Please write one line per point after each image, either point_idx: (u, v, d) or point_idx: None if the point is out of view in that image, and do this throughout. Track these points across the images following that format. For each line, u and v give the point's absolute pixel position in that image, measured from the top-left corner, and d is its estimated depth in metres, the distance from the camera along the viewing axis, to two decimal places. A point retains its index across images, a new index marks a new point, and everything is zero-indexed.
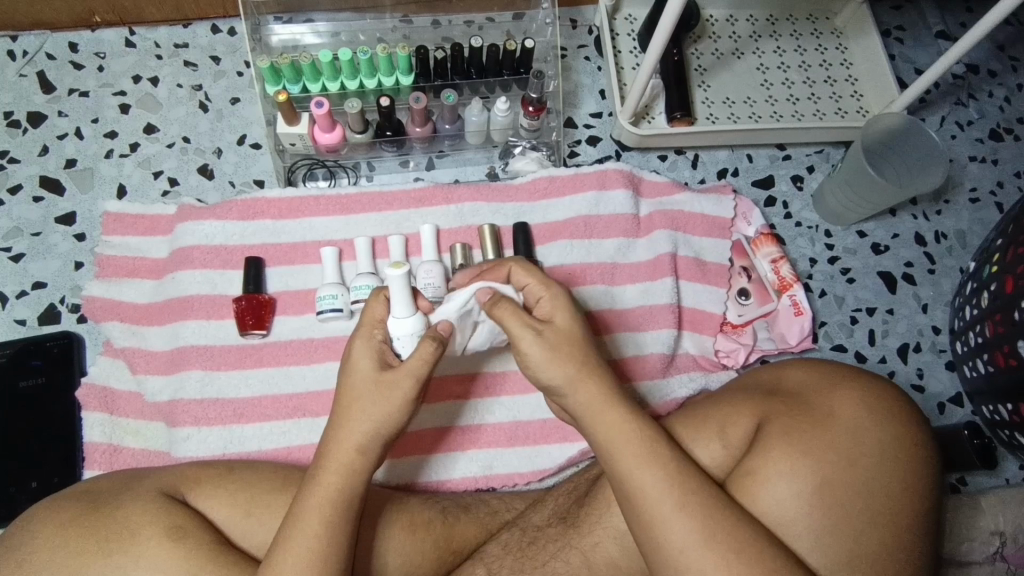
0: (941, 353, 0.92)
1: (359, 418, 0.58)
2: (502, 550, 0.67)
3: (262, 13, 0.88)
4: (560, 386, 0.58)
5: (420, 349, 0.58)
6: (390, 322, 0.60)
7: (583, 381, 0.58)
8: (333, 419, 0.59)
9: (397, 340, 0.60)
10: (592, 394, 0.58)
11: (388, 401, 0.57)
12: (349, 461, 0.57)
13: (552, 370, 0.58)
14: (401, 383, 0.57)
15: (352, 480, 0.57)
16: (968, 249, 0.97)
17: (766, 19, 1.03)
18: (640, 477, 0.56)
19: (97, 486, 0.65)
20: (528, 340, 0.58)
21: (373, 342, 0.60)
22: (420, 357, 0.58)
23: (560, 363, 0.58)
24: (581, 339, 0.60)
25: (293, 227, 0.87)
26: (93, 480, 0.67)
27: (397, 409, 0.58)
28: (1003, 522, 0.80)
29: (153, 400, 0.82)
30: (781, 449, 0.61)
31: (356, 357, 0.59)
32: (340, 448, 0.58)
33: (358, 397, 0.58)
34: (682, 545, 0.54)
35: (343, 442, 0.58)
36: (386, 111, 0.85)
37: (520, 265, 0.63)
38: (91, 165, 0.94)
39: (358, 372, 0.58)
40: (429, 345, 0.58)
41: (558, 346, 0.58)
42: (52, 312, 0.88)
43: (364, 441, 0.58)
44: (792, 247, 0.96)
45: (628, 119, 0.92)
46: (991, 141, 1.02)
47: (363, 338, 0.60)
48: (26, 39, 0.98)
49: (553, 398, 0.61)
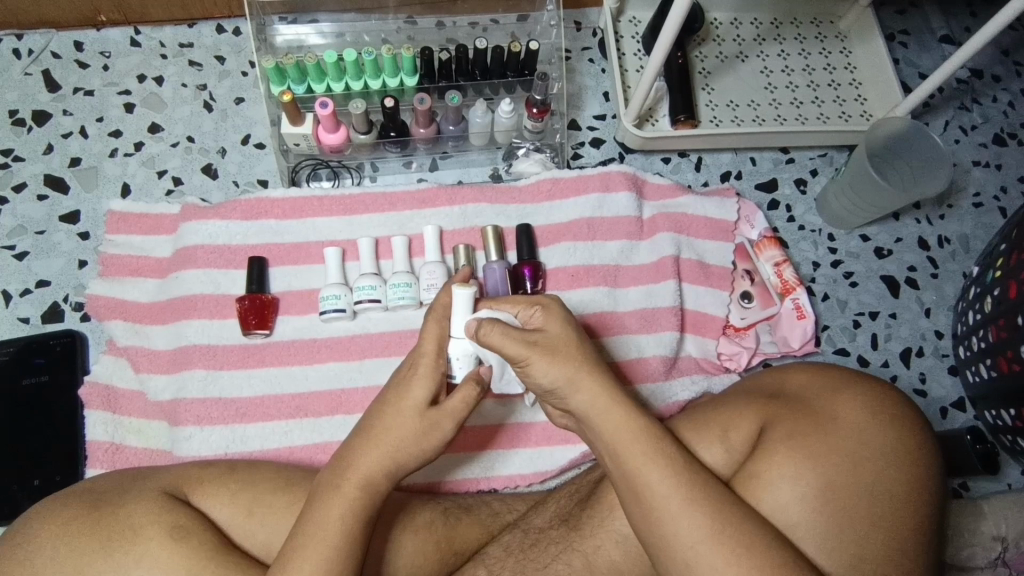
0: (944, 357, 0.92)
1: (389, 448, 0.59)
2: (505, 551, 0.67)
3: (267, 13, 0.88)
4: (563, 387, 0.58)
5: (463, 391, 0.60)
6: (451, 342, 0.63)
7: (584, 380, 0.58)
8: (364, 439, 0.59)
9: (454, 361, 0.63)
10: (595, 392, 0.58)
11: (425, 436, 0.59)
12: (371, 479, 0.58)
13: (553, 372, 0.58)
14: (442, 423, 0.60)
15: (372, 493, 0.58)
16: (972, 253, 0.97)
17: (771, 23, 1.03)
18: (648, 474, 0.55)
19: (76, 500, 0.62)
20: (522, 350, 0.58)
21: (438, 370, 0.61)
22: (464, 401, 0.60)
23: (560, 363, 0.58)
24: (576, 342, 0.60)
25: (297, 227, 0.87)
26: (66, 489, 0.64)
27: (429, 446, 0.59)
28: (1006, 528, 0.80)
29: (155, 399, 0.82)
30: (786, 450, 0.61)
31: (412, 386, 0.60)
32: (361, 463, 0.58)
33: (399, 425, 0.59)
34: (692, 540, 0.53)
35: (372, 460, 0.58)
36: (390, 112, 0.85)
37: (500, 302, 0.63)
38: (95, 164, 0.95)
39: (410, 400, 0.60)
40: (471, 389, 0.60)
41: (560, 348, 0.59)
42: (56, 310, 0.88)
43: (389, 465, 0.59)
44: (795, 251, 0.96)
45: (632, 121, 0.92)
46: (995, 146, 1.02)
47: (429, 366, 0.61)
48: (32, 38, 0.98)
49: (556, 400, 0.61)
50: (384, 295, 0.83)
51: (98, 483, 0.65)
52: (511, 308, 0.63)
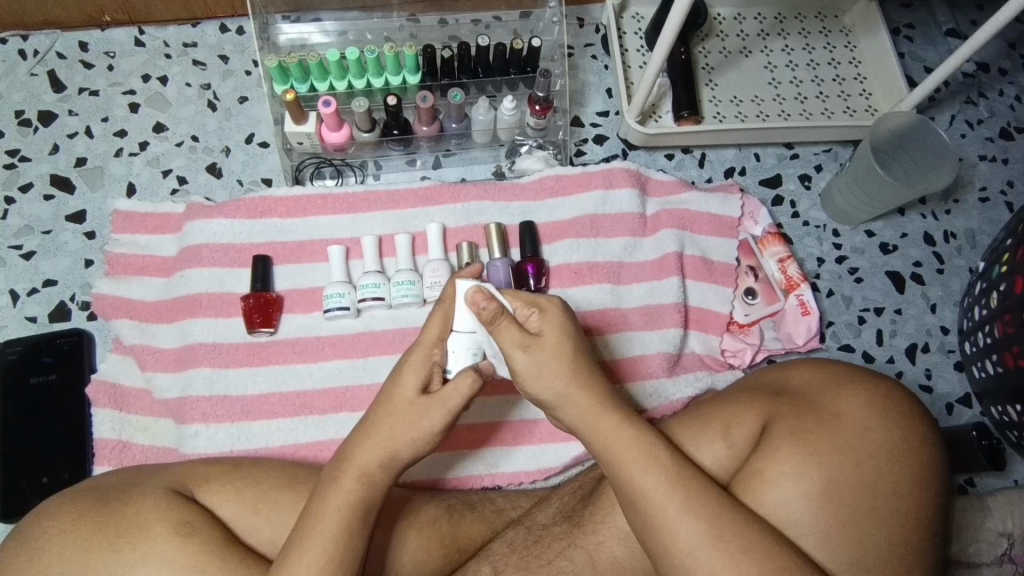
0: (950, 353, 0.92)
1: (384, 438, 0.59)
2: (508, 548, 0.67)
3: (270, 11, 0.89)
4: (550, 401, 0.59)
5: (459, 382, 0.58)
6: (452, 336, 0.60)
7: (574, 390, 0.58)
8: (361, 432, 0.60)
9: (452, 355, 0.60)
10: (584, 404, 0.59)
11: (417, 425, 0.58)
12: (371, 472, 0.58)
13: (540, 388, 0.59)
14: (434, 412, 0.58)
15: (371, 487, 0.58)
16: (978, 249, 0.96)
17: (774, 18, 1.02)
18: (644, 482, 0.56)
19: (49, 521, 0.61)
20: (519, 355, 0.58)
21: (430, 361, 0.60)
22: (457, 389, 0.58)
23: (549, 376, 0.58)
24: (571, 348, 0.59)
25: (300, 225, 0.88)
26: (39, 506, 0.64)
27: (421, 436, 0.58)
28: (1012, 524, 0.79)
29: (162, 397, 0.83)
30: (784, 451, 0.61)
31: (405, 374, 0.60)
32: (364, 454, 0.58)
33: (393, 415, 0.59)
34: (691, 546, 0.53)
35: (369, 452, 0.58)
36: (393, 110, 0.86)
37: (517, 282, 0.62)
38: (101, 163, 0.95)
39: (402, 389, 0.59)
40: (468, 380, 0.58)
41: (554, 357, 0.58)
42: (63, 309, 0.89)
43: (388, 457, 0.59)
44: (800, 247, 0.95)
45: (635, 118, 0.92)
46: (1001, 141, 1.01)
47: (422, 356, 0.60)
48: (38, 38, 0.99)
49: (549, 411, 0.61)
50: (387, 293, 0.83)
51: (51, 506, 0.62)
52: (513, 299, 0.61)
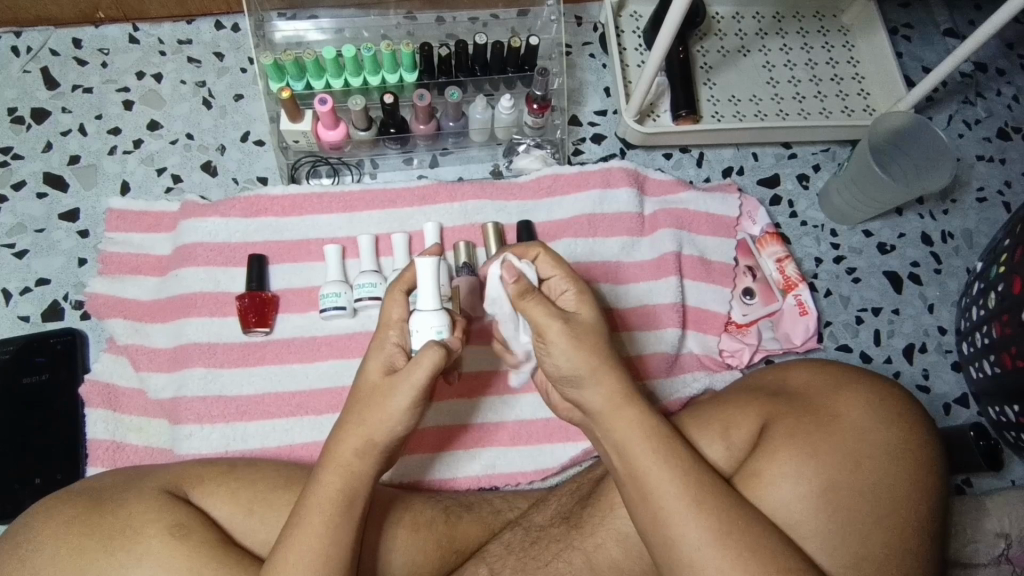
0: (948, 353, 0.91)
1: (356, 428, 0.57)
2: (505, 549, 0.67)
3: (266, 8, 0.88)
4: (581, 377, 0.58)
5: (422, 355, 0.56)
6: (413, 316, 0.60)
7: (603, 374, 0.57)
8: (337, 426, 0.59)
9: (415, 334, 0.59)
10: (611, 391, 0.58)
11: (386, 407, 0.57)
12: (349, 464, 0.57)
13: (577, 358, 0.57)
14: (397, 390, 0.56)
15: (350, 479, 0.57)
16: (975, 249, 0.96)
17: (773, 17, 1.02)
18: (653, 479, 0.55)
19: (41, 523, 0.60)
20: (557, 329, 0.57)
21: (387, 342, 0.60)
22: (419, 362, 0.56)
23: (585, 353, 0.57)
24: (601, 332, 0.59)
25: (296, 224, 0.87)
26: (32, 508, 0.63)
27: (388, 415, 0.56)
28: (1009, 524, 0.79)
29: (156, 397, 0.82)
30: (788, 451, 0.61)
31: (367, 362, 0.59)
32: (340, 447, 0.57)
33: (364, 401, 0.57)
34: (698, 544, 0.53)
35: (344, 443, 0.57)
36: (389, 108, 0.85)
37: (548, 252, 0.62)
38: (94, 161, 0.94)
39: (367, 374, 0.59)
40: (430, 351, 0.56)
41: (588, 338, 0.58)
42: (56, 308, 0.88)
43: (364, 446, 0.57)
44: (797, 247, 0.95)
45: (633, 117, 0.92)
46: (999, 141, 1.01)
47: (378, 342, 0.60)
48: (31, 35, 0.98)
49: (567, 392, 0.60)
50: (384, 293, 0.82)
51: (39, 510, 0.62)
52: (545, 268, 0.62)
